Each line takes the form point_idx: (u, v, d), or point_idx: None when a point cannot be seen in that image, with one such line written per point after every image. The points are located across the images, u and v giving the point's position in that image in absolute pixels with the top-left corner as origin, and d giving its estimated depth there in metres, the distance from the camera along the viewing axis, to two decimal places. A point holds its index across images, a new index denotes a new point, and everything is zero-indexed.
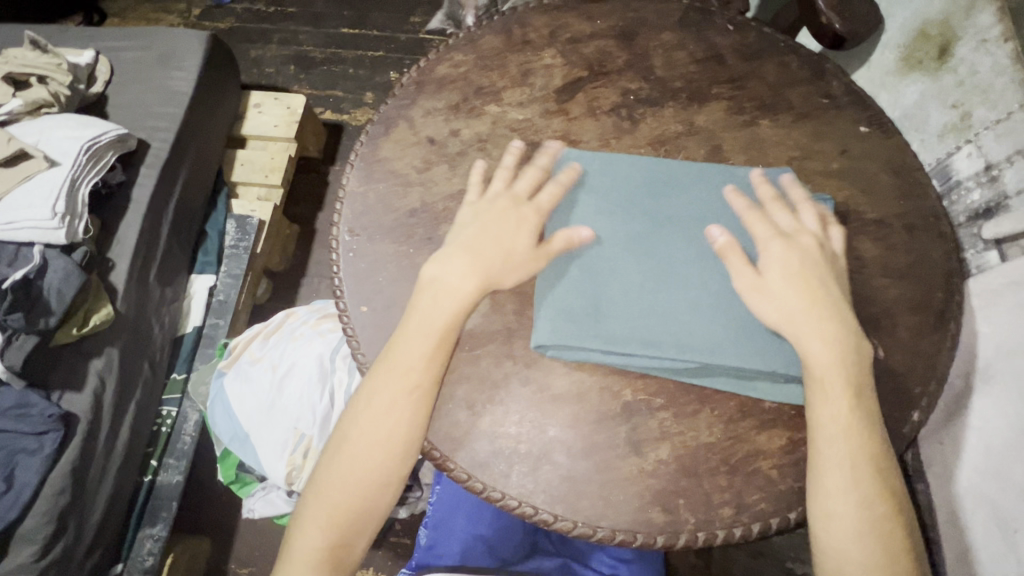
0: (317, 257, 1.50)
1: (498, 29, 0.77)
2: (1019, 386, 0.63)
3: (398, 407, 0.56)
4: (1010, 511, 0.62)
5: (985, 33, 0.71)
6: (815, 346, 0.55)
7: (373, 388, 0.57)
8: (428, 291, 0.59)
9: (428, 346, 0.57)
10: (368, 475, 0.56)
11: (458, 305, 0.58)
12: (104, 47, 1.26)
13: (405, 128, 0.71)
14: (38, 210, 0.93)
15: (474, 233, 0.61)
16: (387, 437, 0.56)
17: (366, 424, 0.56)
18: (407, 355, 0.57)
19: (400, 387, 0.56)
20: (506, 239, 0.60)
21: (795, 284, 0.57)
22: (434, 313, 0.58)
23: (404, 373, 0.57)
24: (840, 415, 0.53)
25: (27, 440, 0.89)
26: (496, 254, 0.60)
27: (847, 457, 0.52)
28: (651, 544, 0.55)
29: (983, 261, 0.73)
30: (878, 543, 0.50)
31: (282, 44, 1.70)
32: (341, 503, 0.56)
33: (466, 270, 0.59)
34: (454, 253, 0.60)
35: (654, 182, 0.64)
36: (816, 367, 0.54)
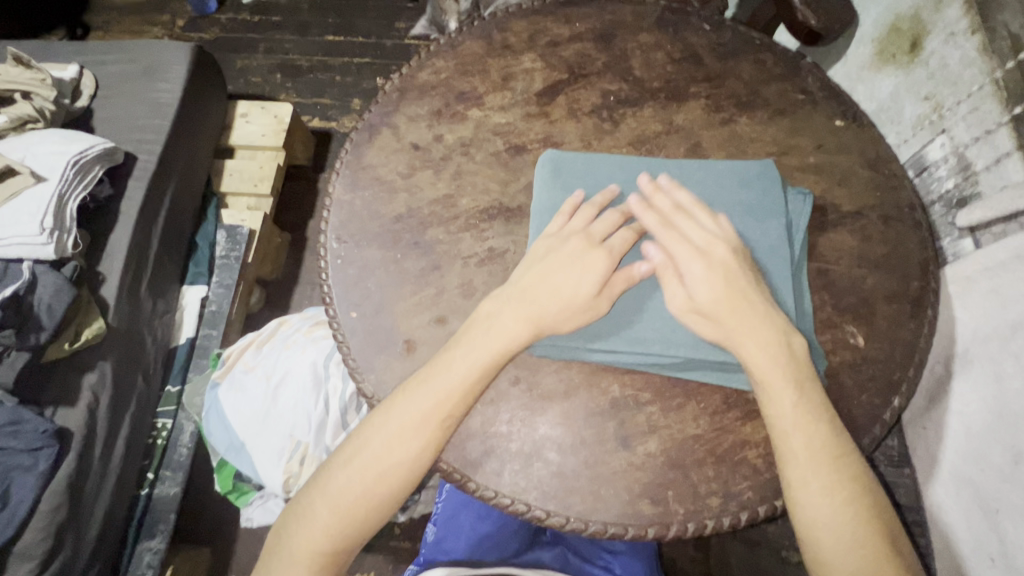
0: (308, 264, 1.50)
1: (478, 34, 0.78)
2: (995, 370, 0.64)
3: (427, 430, 0.56)
4: (990, 491, 0.64)
5: (953, 26, 0.73)
6: (772, 348, 0.55)
7: (403, 410, 0.56)
8: (481, 326, 0.59)
9: (473, 380, 0.57)
10: (381, 490, 0.56)
11: (509, 345, 0.58)
12: (89, 61, 1.26)
13: (389, 134, 0.72)
14: (26, 226, 0.93)
15: (531, 277, 0.60)
16: (411, 458, 0.56)
17: (394, 445, 0.56)
18: (448, 382, 0.56)
19: (432, 411, 0.56)
20: (570, 283, 0.58)
21: (720, 298, 0.56)
22: (482, 350, 0.57)
23: (439, 399, 0.56)
24: (788, 410, 0.54)
25: (21, 457, 0.88)
26: (543, 289, 0.59)
27: (801, 450, 0.53)
28: (642, 536, 0.56)
29: (958, 249, 0.75)
30: (845, 528, 0.51)
31: (267, 53, 1.70)
32: (346, 516, 0.56)
33: (521, 314, 0.58)
34: (513, 292, 0.60)
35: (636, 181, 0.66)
36: (755, 368, 0.55)
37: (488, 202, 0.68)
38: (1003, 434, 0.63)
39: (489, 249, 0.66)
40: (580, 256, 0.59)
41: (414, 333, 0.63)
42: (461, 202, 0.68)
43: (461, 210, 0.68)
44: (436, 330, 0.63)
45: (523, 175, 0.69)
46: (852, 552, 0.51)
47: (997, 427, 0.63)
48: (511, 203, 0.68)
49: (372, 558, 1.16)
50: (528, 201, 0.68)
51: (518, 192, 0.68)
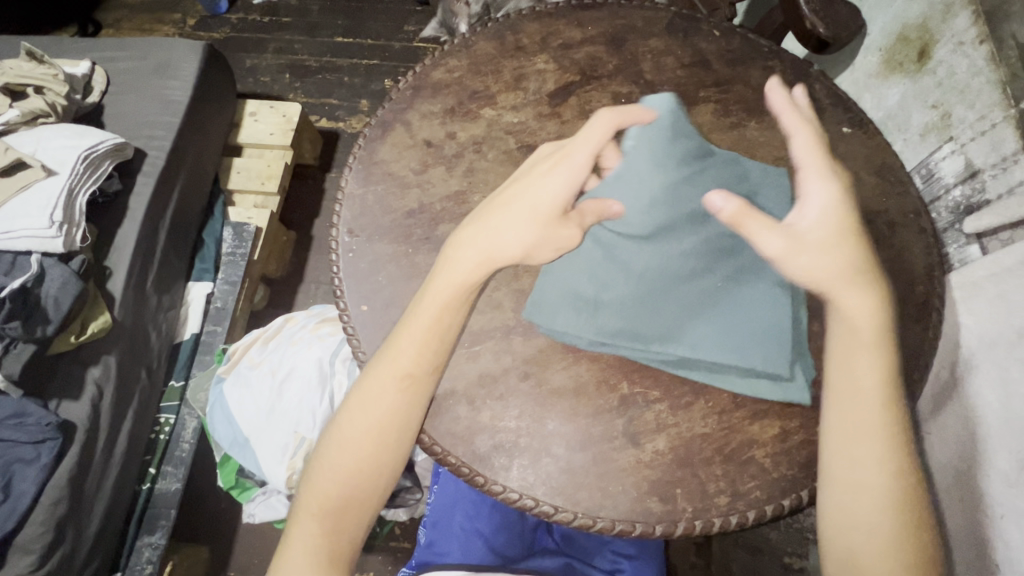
0: (313, 263, 1.51)
1: (491, 36, 0.79)
2: (1001, 376, 0.65)
3: (387, 395, 0.56)
4: (996, 497, 0.64)
5: (961, 36, 0.74)
6: (846, 304, 0.56)
7: (365, 380, 0.57)
8: (444, 278, 0.59)
9: (431, 339, 0.57)
10: (362, 464, 0.56)
11: (465, 298, 0.59)
12: (101, 58, 1.27)
13: (402, 131, 0.73)
14: (36, 219, 0.93)
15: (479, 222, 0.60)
16: (375, 426, 0.56)
17: (356, 414, 0.57)
18: (405, 344, 0.57)
19: (391, 374, 0.56)
20: (539, 201, 0.58)
21: (832, 238, 0.57)
22: (434, 304, 0.58)
23: (394, 362, 0.57)
24: (871, 372, 0.54)
25: (25, 449, 0.89)
26: (501, 232, 0.58)
27: (871, 419, 0.53)
28: (650, 534, 0.56)
29: (965, 255, 0.76)
30: (891, 497, 0.52)
31: (277, 53, 1.72)
32: (332, 497, 0.56)
33: (476, 261, 0.58)
34: (478, 241, 0.59)
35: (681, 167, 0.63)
36: (854, 326, 0.55)
37: None
38: (1009, 439, 0.63)
39: None
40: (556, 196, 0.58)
41: None
42: (473, 198, 0.69)
43: (472, 206, 0.68)
44: None
45: None
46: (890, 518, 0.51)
47: (1002, 431, 0.64)
48: None
49: (371, 557, 1.16)
50: None
51: None
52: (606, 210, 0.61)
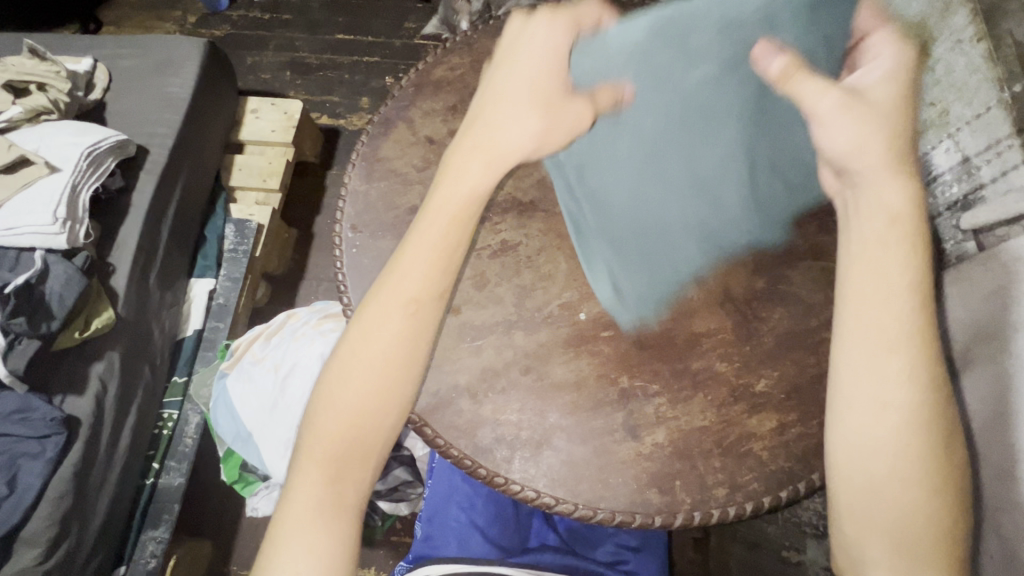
0: (315, 260, 1.51)
1: (492, 33, 0.80)
2: (995, 370, 0.65)
3: (394, 315, 0.57)
4: (991, 490, 0.65)
5: (960, 33, 0.73)
6: (884, 199, 0.54)
7: (368, 317, 0.57)
8: (441, 189, 0.60)
9: (434, 260, 0.58)
10: (368, 400, 0.55)
11: (460, 210, 0.60)
12: (103, 55, 1.27)
13: (405, 128, 0.74)
14: (40, 216, 0.94)
15: (467, 142, 0.62)
16: (382, 357, 0.56)
17: (363, 347, 0.56)
18: (411, 273, 0.58)
19: (393, 300, 0.57)
20: (512, 129, 0.60)
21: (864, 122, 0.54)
22: (436, 218, 0.59)
23: (397, 288, 0.57)
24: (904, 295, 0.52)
25: (29, 444, 0.90)
26: (479, 153, 0.61)
27: (892, 339, 0.51)
28: (649, 525, 0.57)
29: (962, 251, 0.77)
30: (911, 425, 0.50)
31: (278, 51, 1.72)
32: (341, 436, 0.55)
33: (486, 164, 0.61)
34: (458, 157, 0.62)
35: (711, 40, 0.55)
36: (884, 238, 0.53)
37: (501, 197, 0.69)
38: (1001, 433, 0.64)
39: (502, 242, 0.67)
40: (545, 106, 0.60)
41: None
42: None
43: None
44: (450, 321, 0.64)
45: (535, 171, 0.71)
46: (907, 436, 0.49)
47: (996, 426, 0.64)
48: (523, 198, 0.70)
49: (373, 551, 1.17)
50: (540, 197, 0.69)
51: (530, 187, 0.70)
52: (618, 93, 0.58)
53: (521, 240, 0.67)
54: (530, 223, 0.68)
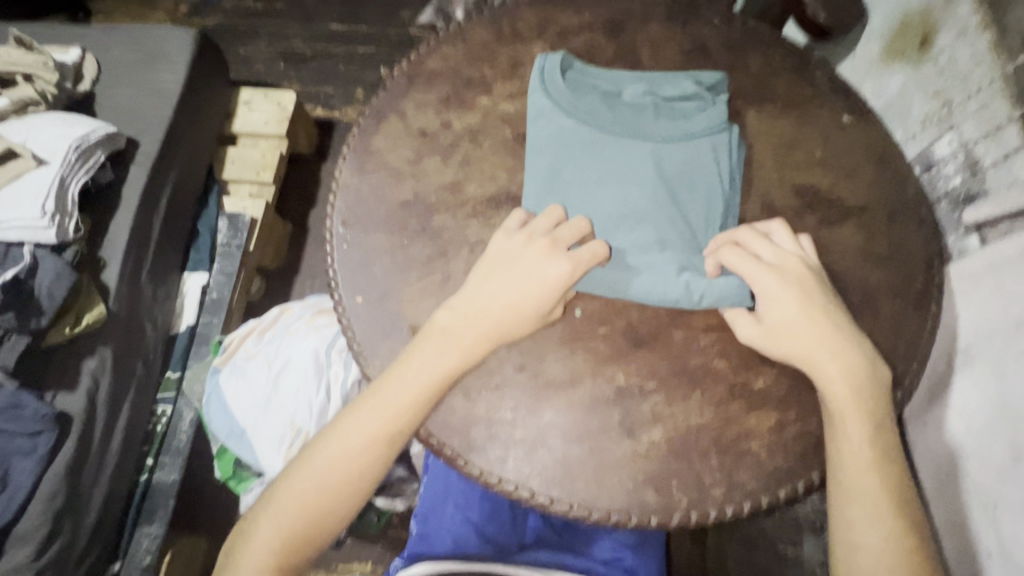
0: (310, 254, 1.50)
1: (487, 22, 0.78)
2: (997, 367, 0.65)
3: (373, 449, 0.58)
4: (989, 487, 0.64)
5: (965, 24, 0.73)
6: (831, 367, 0.57)
7: (352, 421, 0.58)
8: (432, 344, 0.58)
9: (416, 401, 0.57)
10: (326, 501, 0.57)
11: (443, 376, 0.58)
12: (91, 45, 1.25)
13: (397, 120, 0.72)
14: (27, 209, 0.92)
15: (495, 284, 0.59)
16: (356, 471, 0.58)
17: (339, 461, 0.57)
18: (392, 397, 0.57)
19: (377, 431, 0.57)
20: (514, 302, 0.59)
21: (801, 309, 0.57)
22: (422, 370, 0.57)
23: (387, 414, 0.57)
24: (858, 436, 0.56)
25: (20, 442, 0.88)
26: (498, 305, 0.59)
27: (869, 490, 0.54)
28: (645, 524, 0.56)
29: (964, 246, 0.75)
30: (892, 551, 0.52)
31: (271, 41, 1.69)
32: (298, 532, 0.57)
33: (476, 330, 0.58)
34: (474, 307, 0.59)
35: (619, 112, 0.67)
36: (831, 391, 0.57)
37: (496, 190, 0.68)
38: (1003, 431, 0.63)
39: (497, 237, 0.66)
40: (548, 259, 0.59)
41: (421, 319, 0.63)
42: (469, 189, 0.68)
43: (468, 197, 0.67)
44: None
45: None
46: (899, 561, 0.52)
47: (997, 423, 0.64)
48: (519, 191, 0.68)
49: (369, 547, 1.17)
50: None
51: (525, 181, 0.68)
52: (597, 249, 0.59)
53: None
54: None
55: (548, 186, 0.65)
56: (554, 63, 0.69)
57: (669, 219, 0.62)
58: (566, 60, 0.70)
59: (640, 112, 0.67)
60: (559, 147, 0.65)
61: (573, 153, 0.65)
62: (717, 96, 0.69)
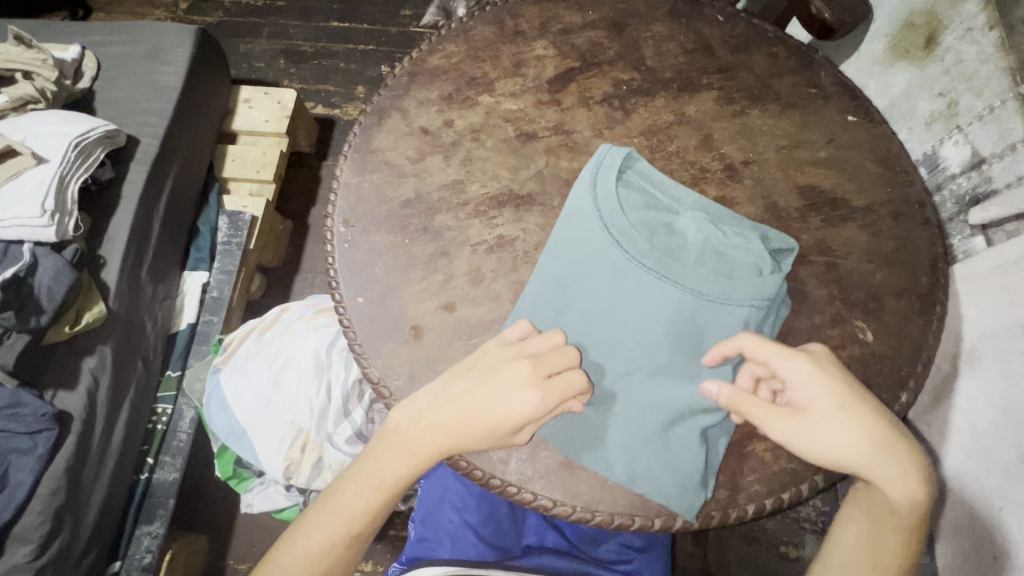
0: (310, 252, 1.49)
1: (489, 20, 0.77)
2: (1003, 368, 0.64)
3: (335, 550, 0.57)
4: (996, 488, 0.64)
5: (970, 21, 0.72)
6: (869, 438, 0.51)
7: (315, 523, 0.58)
8: (395, 440, 0.56)
9: (376, 502, 0.57)
10: None
11: (413, 471, 0.56)
12: (90, 42, 1.24)
13: (398, 118, 0.71)
14: (27, 207, 0.92)
15: (459, 387, 0.54)
16: (322, 572, 0.58)
17: (302, 564, 0.57)
18: (354, 503, 0.57)
19: (337, 534, 0.57)
20: (493, 412, 0.53)
21: (841, 400, 0.52)
22: (379, 477, 0.56)
23: (347, 519, 0.57)
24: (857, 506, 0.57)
25: (21, 440, 0.88)
26: (473, 412, 0.53)
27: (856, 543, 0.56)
28: (649, 527, 0.56)
29: (969, 247, 0.75)
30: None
31: (271, 39, 1.69)
32: None
33: (436, 438, 0.54)
34: (445, 412, 0.54)
35: (659, 242, 0.61)
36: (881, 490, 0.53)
37: (498, 189, 0.67)
38: (1010, 432, 0.63)
39: (498, 236, 0.65)
40: (522, 386, 0.53)
41: (422, 319, 0.63)
42: (471, 187, 0.67)
43: (470, 196, 0.67)
44: (444, 316, 0.63)
45: (533, 163, 0.69)
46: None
47: (1004, 425, 0.63)
48: (521, 190, 0.67)
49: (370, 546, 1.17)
50: (538, 189, 0.67)
51: (528, 179, 0.68)
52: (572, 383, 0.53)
53: (518, 234, 0.65)
54: (528, 217, 0.66)
55: (547, 284, 0.60)
56: (616, 158, 0.64)
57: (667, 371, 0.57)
58: (630, 157, 0.65)
59: (683, 251, 0.61)
60: (574, 249, 0.61)
61: (587, 272, 0.60)
62: (779, 264, 0.61)
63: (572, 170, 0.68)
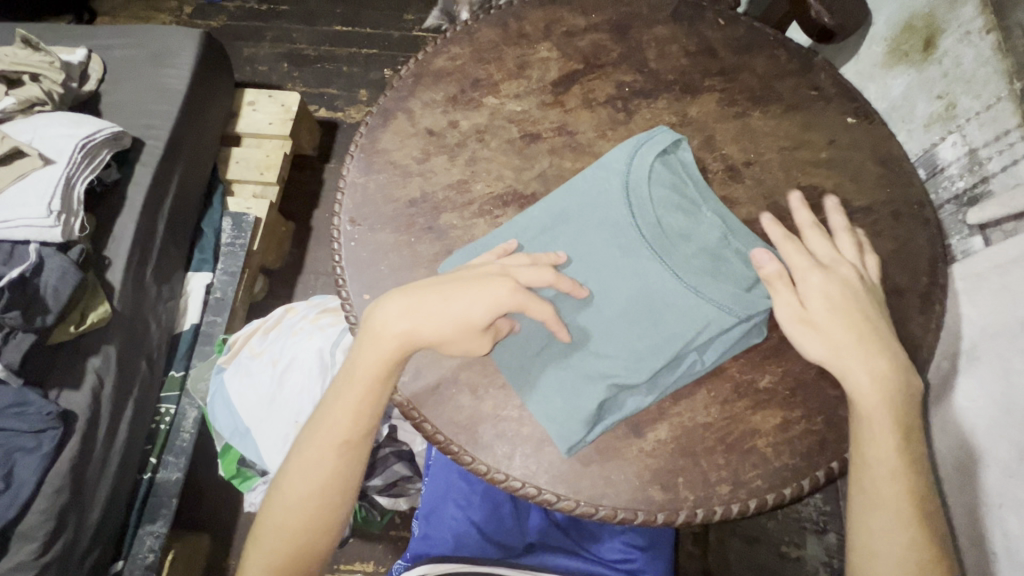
0: (313, 253, 1.50)
1: (494, 22, 0.78)
2: (1003, 367, 0.65)
3: (323, 461, 0.59)
4: (996, 485, 0.64)
5: (968, 25, 0.74)
6: (872, 361, 0.55)
7: (306, 440, 0.60)
8: (374, 341, 0.58)
9: (359, 405, 0.59)
10: (295, 520, 0.59)
11: (382, 364, 0.58)
12: (97, 45, 1.25)
13: (404, 119, 0.72)
14: (34, 208, 0.92)
15: (434, 288, 0.58)
16: (316, 488, 0.59)
17: (297, 479, 0.59)
18: (338, 409, 0.59)
19: (325, 444, 0.59)
20: (459, 305, 0.56)
21: (840, 313, 0.57)
22: (360, 376, 0.58)
23: (336, 425, 0.59)
24: (889, 454, 0.54)
25: (25, 438, 0.89)
26: (443, 303, 0.57)
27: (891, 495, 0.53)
28: (651, 522, 0.57)
29: (968, 246, 0.75)
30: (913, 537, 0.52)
31: (275, 42, 1.70)
32: (279, 551, 0.59)
33: (399, 316, 0.57)
34: (419, 304, 0.57)
35: (669, 228, 0.62)
36: (860, 400, 0.55)
37: (502, 189, 0.68)
38: (1010, 430, 0.63)
39: None
40: (495, 284, 0.57)
41: None
42: (475, 187, 0.68)
43: (475, 196, 0.68)
44: None
45: (536, 163, 0.69)
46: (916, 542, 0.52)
47: (1002, 423, 0.64)
48: (525, 190, 0.68)
49: (372, 546, 1.17)
50: (542, 189, 0.68)
51: (532, 179, 0.69)
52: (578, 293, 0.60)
53: None
54: None
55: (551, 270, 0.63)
56: (665, 140, 0.65)
57: (639, 338, 0.59)
58: (678, 144, 0.66)
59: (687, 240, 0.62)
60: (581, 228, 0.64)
61: (592, 235, 0.63)
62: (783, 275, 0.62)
63: (575, 170, 0.69)
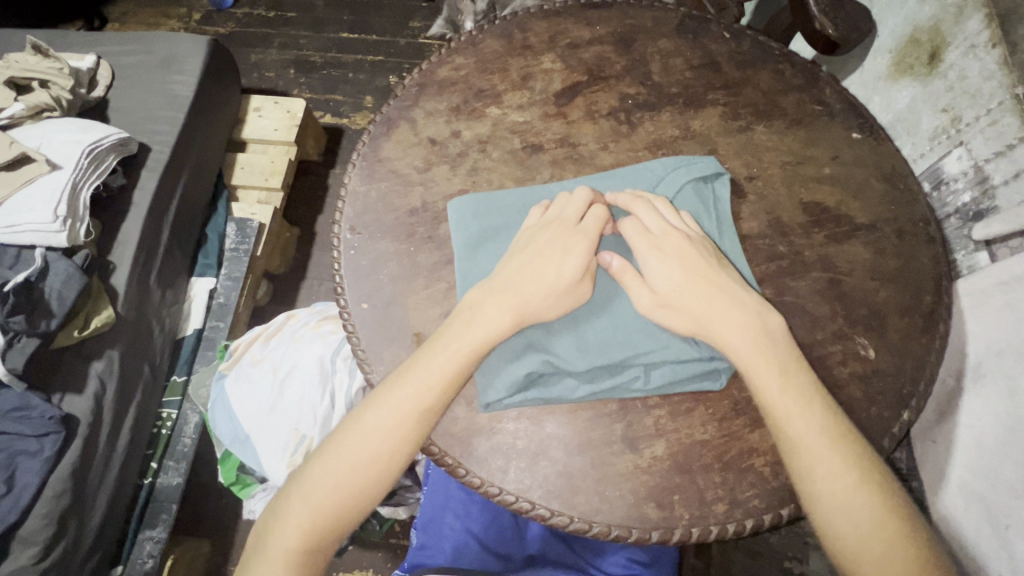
0: (316, 260, 1.51)
1: (498, 33, 0.78)
2: (1009, 385, 0.64)
3: (405, 425, 0.56)
4: (1002, 506, 0.63)
5: (973, 39, 0.73)
6: (734, 338, 0.55)
7: (376, 404, 0.57)
8: (468, 312, 0.58)
9: (453, 373, 0.56)
10: (357, 481, 0.56)
11: (490, 333, 0.57)
12: (107, 52, 1.27)
13: (407, 129, 0.72)
14: (40, 213, 0.93)
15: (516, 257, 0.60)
16: (386, 453, 0.56)
17: (367, 444, 0.56)
18: (427, 372, 0.56)
19: (405, 408, 0.56)
20: (550, 268, 0.58)
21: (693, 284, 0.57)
22: (464, 338, 0.57)
23: (419, 389, 0.56)
24: (815, 428, 0.53)
25: (28, 442, 0.89)
26: (531, 265, 0.59)
27: (838, 471, 0.53)
28: (646, 540, 0.56)
29: (972, 262, 0.76)
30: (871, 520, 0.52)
31: (282, 49, 1.71)
32: (319, 513, 0.56)
33: (506, 304, 0.58)
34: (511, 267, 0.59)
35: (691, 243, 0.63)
36: (749, 370, 0.55)
37: None
38: (1015, 450, 0.63)
39: None
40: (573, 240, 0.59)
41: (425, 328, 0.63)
42: None
43: None
44: None
45: (538, 174, 0.69)
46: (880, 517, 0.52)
47: (1008, 442, 0.63)
48: None
49: (370, 555, 1.17)
50: None
51: None
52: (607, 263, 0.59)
53: None
54: None
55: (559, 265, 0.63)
56: (709, 167, 0.66)
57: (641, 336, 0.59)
58: (718, 175, 0.67)
59: None
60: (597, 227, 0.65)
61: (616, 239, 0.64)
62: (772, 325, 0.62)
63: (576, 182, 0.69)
